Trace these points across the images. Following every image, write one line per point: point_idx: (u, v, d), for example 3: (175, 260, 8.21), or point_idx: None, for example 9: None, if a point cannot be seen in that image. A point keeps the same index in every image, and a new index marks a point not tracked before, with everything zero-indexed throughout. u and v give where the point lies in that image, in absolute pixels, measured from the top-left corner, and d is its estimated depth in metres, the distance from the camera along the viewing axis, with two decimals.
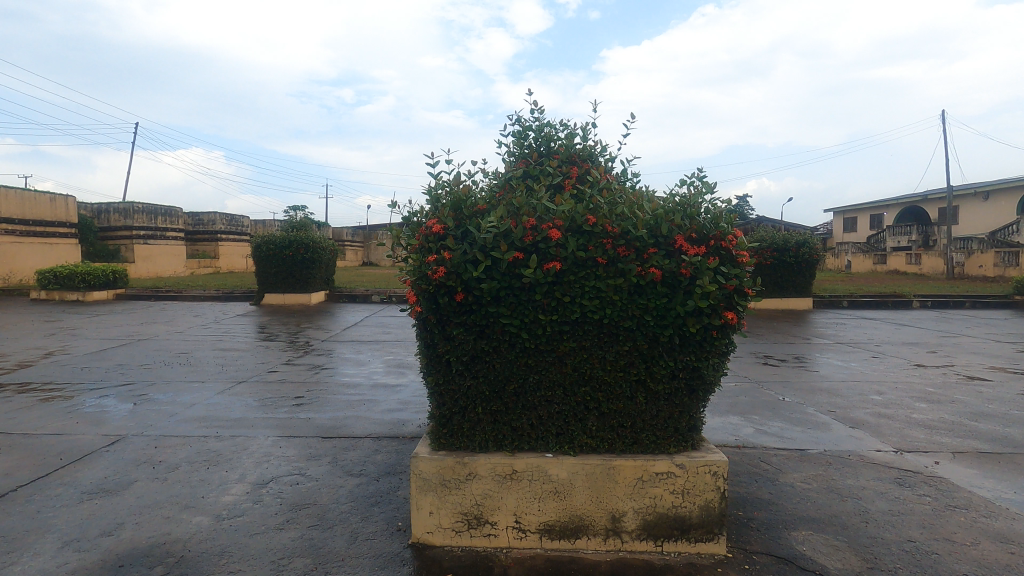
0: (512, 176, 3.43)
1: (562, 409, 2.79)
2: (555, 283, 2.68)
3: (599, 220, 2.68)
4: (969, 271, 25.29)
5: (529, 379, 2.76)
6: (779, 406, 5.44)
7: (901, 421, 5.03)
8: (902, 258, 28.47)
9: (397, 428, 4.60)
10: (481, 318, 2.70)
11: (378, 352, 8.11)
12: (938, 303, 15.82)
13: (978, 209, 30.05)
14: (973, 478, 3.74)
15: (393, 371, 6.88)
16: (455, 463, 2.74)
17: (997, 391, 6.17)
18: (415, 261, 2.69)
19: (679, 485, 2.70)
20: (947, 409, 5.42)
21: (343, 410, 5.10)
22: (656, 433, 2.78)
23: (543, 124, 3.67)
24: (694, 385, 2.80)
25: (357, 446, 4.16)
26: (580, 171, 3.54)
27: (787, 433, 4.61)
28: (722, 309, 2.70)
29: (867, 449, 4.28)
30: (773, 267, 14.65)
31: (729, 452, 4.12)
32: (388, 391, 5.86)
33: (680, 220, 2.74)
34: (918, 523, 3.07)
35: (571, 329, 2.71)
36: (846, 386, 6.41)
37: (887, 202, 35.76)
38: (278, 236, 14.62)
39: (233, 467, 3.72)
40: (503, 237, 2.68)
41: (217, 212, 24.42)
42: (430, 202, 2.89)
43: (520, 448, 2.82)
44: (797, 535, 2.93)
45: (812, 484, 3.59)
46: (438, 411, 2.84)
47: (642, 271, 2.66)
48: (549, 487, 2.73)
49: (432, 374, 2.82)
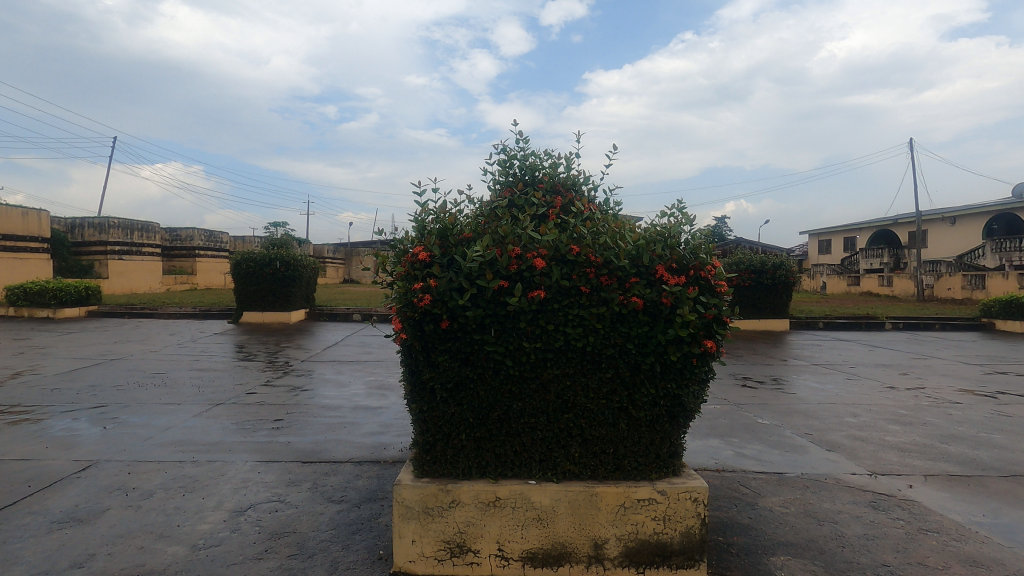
0: (497, 205, 3.50)
1: (546, 436, 2.82)
2: (539, 311, 2.72)
3: (582, 249, 2.75)
4: (938, 293, 25.98)
5: (513, 406, 2.79)
6: (758, 429, 5.53)
7: (875, 444, 5.14)
8: (875, 279, 29.29)
9: (378, 452, 4.56)
10: (465, 345, 2.73)
11: (359, 373, 8.05)
12: (911, 325, 16.24)
13: (947, 233, 31.04)
14: (944, 501, 3.83)
15: (376, 392, 6.82)
16: (438, 490, 2.74)
17: (966, 413, 6.36)
18: (401, 288, 2.72)
19: (660, 511, 2.73)
20: (919, 432, 5.56)
21: (323, 433, 5.03)
22: (638, 459, 2.82)
23: (527, 154, 3.75)
24: (675, 412, 2.86)
25: (338, 471, 4.12)
26: (563, 202, 3.62)
27: (765, 456, 4.69)
28: (701, 337, 2.76)
29: (843, 472, 4.36)
30: (751, 288, 14.93)
31: (709, 476, 4.17)
32: (369, 413, 5.81)
33: (660, 250, 2.81)
34: (892, 547, 3.14)
35: (554, 356, 2.74)
36: (822, 407, 6.55)
37: (859, 225, 36.81)
38: (259, 255, 14.46)
39: (210, 494, 3.64)
40: (488, 266, 2.73)
41: (195, 228, 24.12)
42: (416, 229, 2.94)
43: (503, 475, 2.84)
44: (775, 560, 2.97)
45: (790, 509, 3.64)
46: (421, 438, 2.84)
47: (624, 300, 2.72)
48: (532, 514, 2.74)
49: (416, 401, 2.83)
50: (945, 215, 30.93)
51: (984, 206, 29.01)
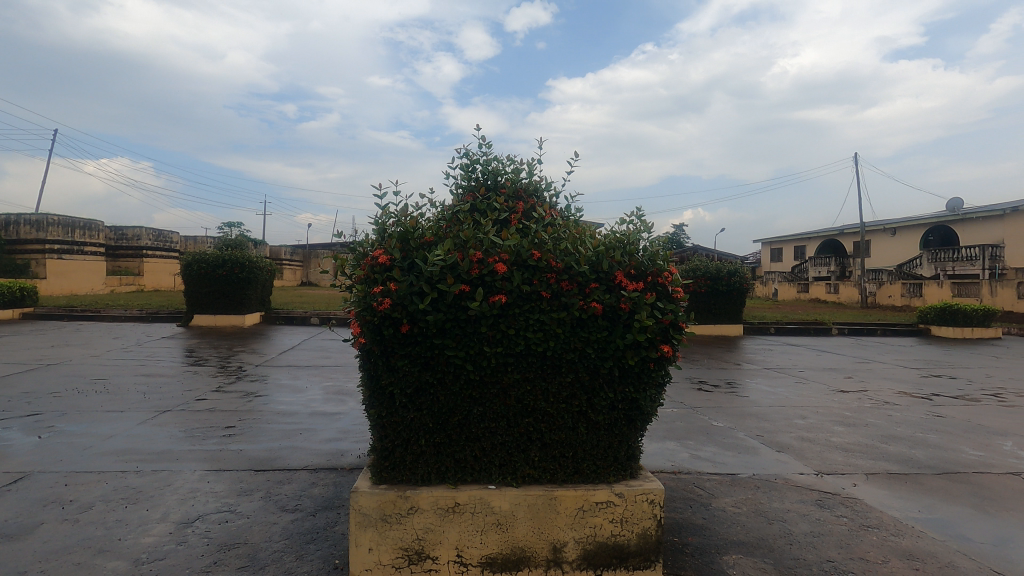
0: (459, 209, 3.51)
1: (506, 441, 2.82)
2: (500, 315, 2.72)
3: (543, 255, 2.77)
4: (880, 300, 27.33)
5: (473, 411, 2.78)
6: (712, 431, 5.68)
7: (821, 445, 5.36)
8: (822, 286, 30.60)
9: (335, 459, 4.46)
10: (425, 349, 2.71)
11: (317, 378, 7.86)
12: (855, 331, 17.02)
13: (888, 243, 32.72)
14: (884, 498, 4.03)
15: (334, 398, 6.67)
16: (397, 497, 2.70)
17: (904, 415, 6.71)
18: (361, 291, 2.69)
19: (618, 513, 2.77)
20: (861, 433, 5.82)
21: (278, 440, 4.90)
22: (597, 462, 2.86)
23: (490, 159, 3.77)
24: (632, 415, 2.91)
25: (292, 479, 4.01)
26: (525, 207, 3.65)
27: (719, 458, 4.82)
28: (658, 342, 2.82)
29: (791, 472, 4.54)
30: (706, 294, 15.35)
31: (665, 478, 4.26)
32: (326, 419, 5.67)
33: (619, 256, 2.86)
34: (836, 543, 3.28)
35: (515, 360, 2.75)
36: (773, 410, 6.78)
37: (808, 235, 38.41)
38: (211, 255, 13.94)
39: (155, 505, 3.49)
40: (450, 270, 2.72)
41: (143, 227, 23.07)
42: (377, 232, 2.92)
43: (462, 480, 2.82)
44: (727, 559, 3.06)
45: (742, 509, 3.76)
46: (380, 444, 2.80)
47: (584, 305, 2.75)
48: (491, 520, 2.74)
49: (375, 407, 2.79)
50: (886, 226, 32.65)
51: (922, 218, 30.73)
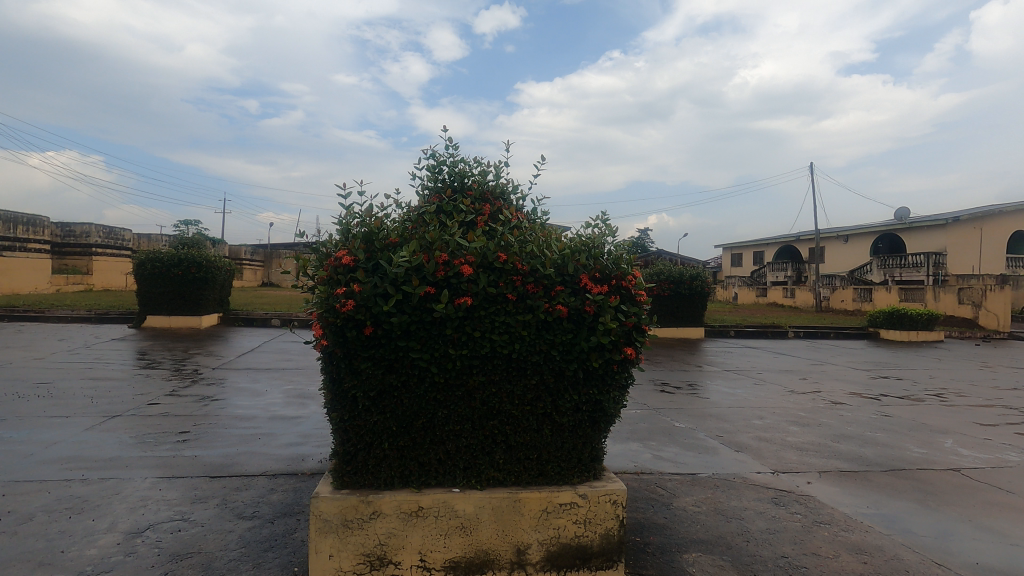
0: (425, 210, 3.48)
1: (471, 443, 2.81)
2: (465, 318, 2.71)
3: (509, 257, 2.77)
4: (833, 305, 28.42)
5: (437, 414, 2.76)
6: (674, 432, 5.80)
7: (778, 444, 5.54)
8: (780, 291, 31.64)
9: (296, 464, 4.36)
10: (389, 352, 2.68)
11: (277, 381, 7.66)
12: (810, 334, 17.64)
13: (841, 250, 34.07)
14: (836, 495, 4.19)
15: (295, 401, 6.51)
16: (359, 502, 2.66)
17: (855, 415, 6.99)
18: (323, 293, 2.65)
19: (581, 514, 2.80)
20: (815, 432, 6.04)
21: (235, 446, 4.75)
22: (561, 464, 2.88)
23: (456, 161, 3.76)
24: (596, 417, 2.94)
25: (250, 485, 3.89)
26: (492, 209, 3.66)
27: (680, 458, 4.92)
28: (622, 344, 2.86)
29: (749, 471, 4.67)
30: (669, 298, 15.66)
31: (628, 479, 4.32)
32: (287, 423, 5.54)
33: (585, 259, 2.89)
34: (790, 540, 3.39)
35: (480, 363, 2.74)
36: (732, 411, 6.97)
37: (767, 241, 39.65)
38: (166, 254, 13.43)
39: (101, 515, 3.33)
40: (415, 271, 2.70)
41: (93, 224, 22.09)
42: (341, 232, 2.87)
43: (426, 484, 2.79)
44: (687, 557, 3.12)
45: (701, 507, 3.84)
46: (342, 448, 2.76)
47: (550, 308, 2.77)
48: (455, 523, 2.72)
49: (337, 411, 2.74)
50: (840, 233, 34.01)
51: (872, 226, 32.12)
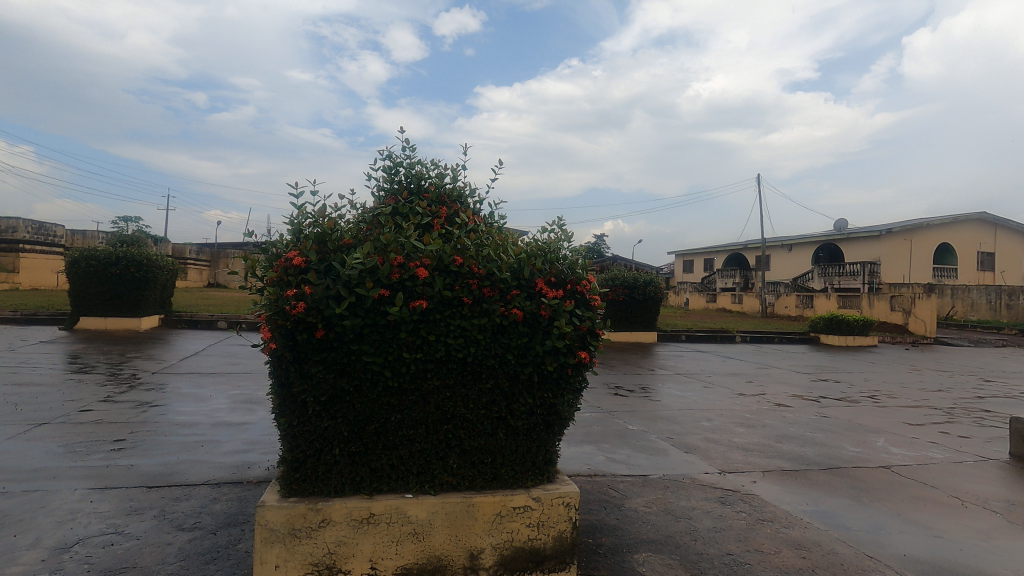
0: (380, 212, 3.44)
1: (424, 448, 2.78)
2: (420, 321, 2.69)
3: (465, 261, 2.76)
4: (777, 310, 29.68)
5: (390, 419, 2.72)
6: (627, 435, 5.90)
7: (725, 445, 5.73)
8: (728, 297, 32.79)
9: (241, 472, 4.19)
10: (341, 355, 2.62)
11: (223, 386, 7.35)
12: (756, 338, 18.35)
13: (785, 258, 35.65)
14: (778, 493, 4.37)
15: (241, 407, 6.27)
16: (307, 510, 2.59)
17: (796, 416, 7.31)
18: (273, 295, 2.57)
19: (534, 517, 2.81)
20: (760, 433, 6.28)
21: (176, 454, 4.53)
22: (515, 468, 2.88)
23: (413, 162, 3.74)
24: (550, 420, 2.96)
25: (191, 495, 3.72)
26: (448, 212, 3.64)
27: (632, 460, 5.02)
28: (576, 348, 2.90)
29: (697, 472, 4.81)
30: (624, 303, 15.98)
31: (581, 481, 4.37)
32: (232, 429, 5.33)
33: (541, 263, 2.91)
34: (735, 537, 3.51)
35: (435, 367, 2.72)
36: (682, 413, 7.16)
37: (717, 248, 41.06)
38: (103, 252, 12.70)
39: (24, 530, 3.11)
40: (369, 273, 2.65)
41: (21, 219, 20.71)
42: (292, 232, 2.80)
43: (378, 490, 2.74)
44: (638, 557, 3.18)
45: (652, 508, 3.93)
46: (290, 454, 2.67)
47: (505, 311, 2.78)
48: (407, 529, 2.68)
49: (285, 416, 2.66)
50: (784, 242, 35.58)
51: (814, 236, 33.75)
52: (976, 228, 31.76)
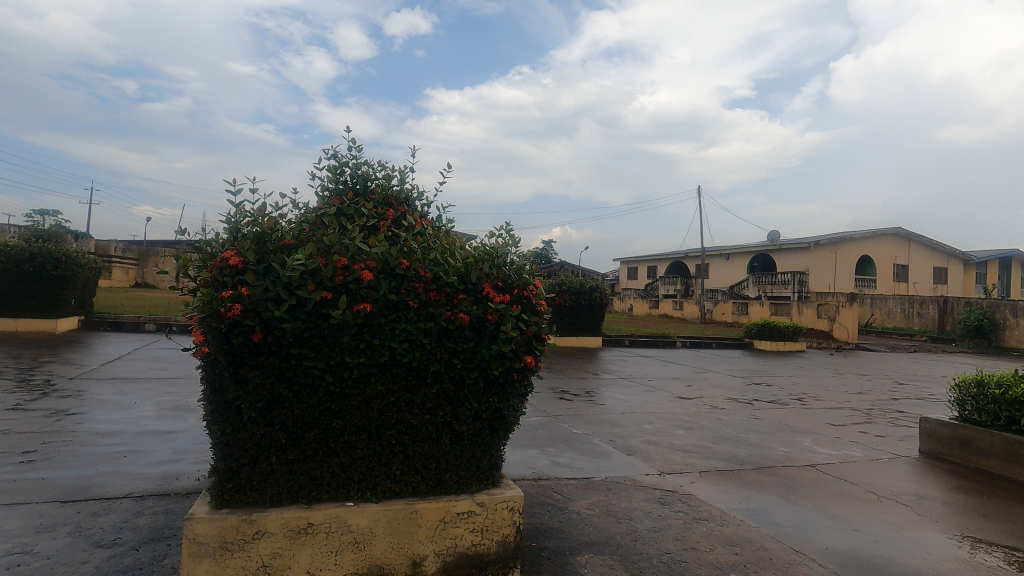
0: (324, 212, 3.36)
1: (367, 455, 2.71)
2: (364, 325, 2.63)
3: (411, 264, 2.72)
4: (715, 317, 30.93)
5: (331, 425, 2.64)
6: (571, 438, 5.98)
7: (665, 447, 5.91)
8: (670, 303, 33.88)
9: (168, 483, 3.96)
10: (280, 360, 2.53)
11: (149, 392, 6.91)
12: (696, 344, 19.04)
13: (723, 267, 37.26)
14: (713, 493, 4.55)
15: (170, 415, 5.92)
16: (240, 521, 2.48)
17: (732, 418, 7.64)
18: (206, 296, 2.46)
19: (478, 523, 2.80)
20: (697, 435, 6.52)
21: (95, 465, 4.22)
22: (459, 473, 2.87)
23: (360, 163, 3.67)
24: (496, 424, 2.97)
25: (111, 509, 3.47)
26: (395, 214, 3.59)
27: (576, 463, 5.09)
28: (522, 352, 2.92)
29: (639, 473, 4.94)
30: (570, 308, 16.23)
31: (526, 485, 4.39)
32: (160, 438, 5.02)
33: (488, 268, 2.92)
34: (674, 536, 3.63)
35: (379, 371, 2.67)
36: (625, 416, 7.33)
37: (659, 257, 42.40)
38: (15, 248, 11.67)
39: None
40: (311, 275, 2.58)
41: None
42: (229, 231, 2.68)
43: (317, 499, 2.66)
44: (580, 559, 3.23)
45: (594, 510, 4.00)
46: (222, 463, 2.55)
47: (451, 316, 2.76)
48: (347, 538, 2.61)
49: (218, 423, 2.54)
50: (722, 252, 37.17)
51: (749, 247, 35.45)
52: (893, 242, 34.28)
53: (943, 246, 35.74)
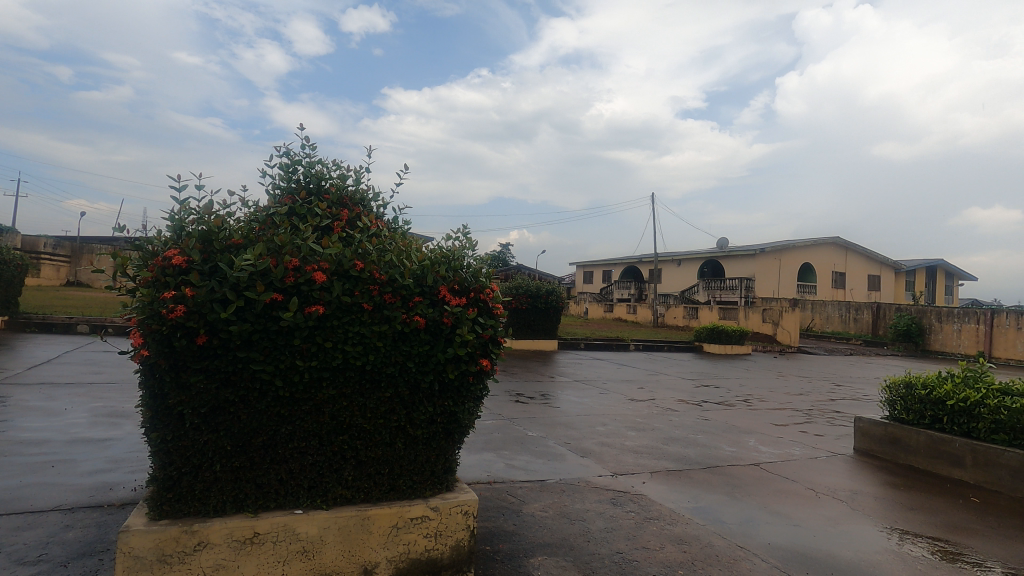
0: (275, 211, 3.26)
1: (317, 461, 2.64)
2: (316, 327, 2.56)
3: (366, 265, 2.68)
4: (667, 321, 31.76)
5: (280, 431, 2.56)
6: (526, 441, 6.01)
7: (617, 448, 6.02)
8: (624, 307, 34.56)
9: (101, 494, 3.74)
10: (226, 364, 2.44)
11: (81, 398, 6.50)
12: (648, 347, 19.50)
13: (675, 272, 38.32)
14: (664, 492, 4.67)
15: (104, 421, 5.59)
16: (181, 533, 2.37)
17: (682, 419, 7.86)
18: (147, 296, 2.35)
19: (432, 528, 2.77)
20: (649, 436, 6.67)
21: (19, 476, 3.94)
22: (413, 478, 2.84)
23: (313, 162, 3.59)
24: (451, 428, 2.95)
25: (37, 523, 3.25)
26: (350, 215, 3.53)
27: (531, 466, 5.12)
28: (478, 356, 2.91)
29: (592, 475, 5.01)
30: (526, 311, 16.31)
31: (481, 489, 4.38)
32: (92, 447, 4.74)
33: (444, 271, 2.90)
34: (625, 536, 3.70)
35: (331, 375, 2.60)
36: (579, 419, 7.43)
37: (614, 261, 43.22)
38: None
39: None
40: (260, 276, 2.49)
41: None
42: (172, 229, 2.56)
43: (264, 507, 2.57)
44: (533, 561, 3.25)
45: (548, 512, 4.03)
46: (162, 472, 2.44)
47: (407, 318, 2.73)
48: (296, 547, 2.54)
49: (158, 430, 2.43)
50: (674, 258, 38.24)
51: (699, 253, 36.61)
52: (832, 251, 36.13)
53: (876, 255, 37.89)
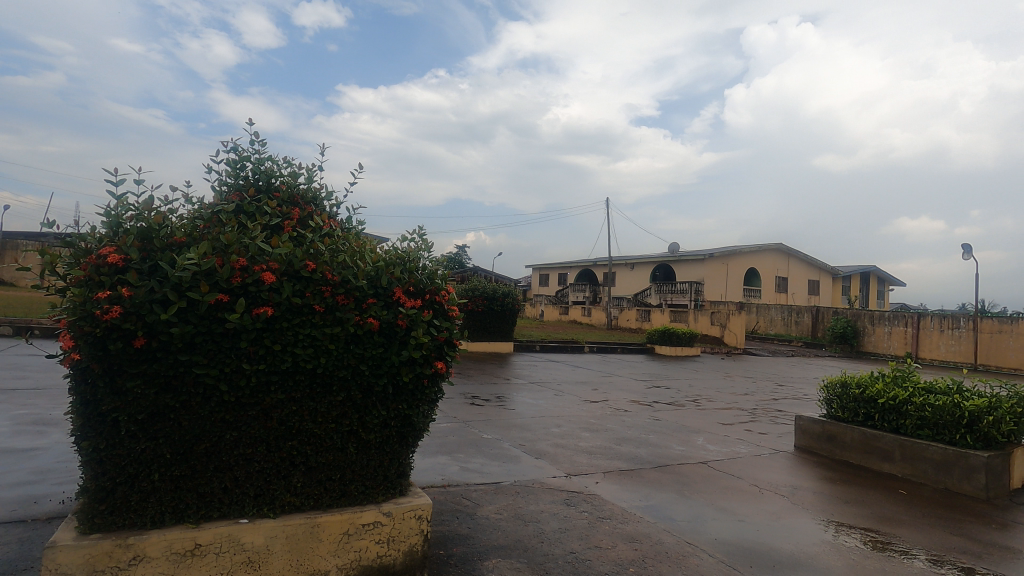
0: (221, 208, 3.13)
1: (264, 468, 2.55)
2: (265, 329, 2.48)
3: (318, 266, 2.61)
4: (620, 323, 32.39)
5: (224, 437, 2.46)
6: (481, 444, 6.00)
7: (571, 449, 6.09)
8: (579, 310, 35.03)
9: (25, 508, 3.48)
10: (167, 368, 2.32)
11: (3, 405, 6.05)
12: (602, 349, 19.82)
13: (628, 276, 39.14)
14: (616, 492, 4.75)
15: (29, 430, 5.22)
16: (114, 547, 2.25)
17: (634, 420, 8.02)
18: (79, 296, 2.21)
19: (384, 533, 2.72)
20: (602, 437, 6.78)
21: None
22: (365, 483, 2.78)
23: (262, 159, 3.47)
24: (405, 432, 2.90)
25: None
26: (301, 214, 3.43)
27: (486, 468, 5.10)
28: (433, 358, 2.89)
29: (546, 476, 5.05)
30: (482, 313, 16.28)
31: (435, 492, 4.34)
32: (15, 458, 4.41)
33: (399, 272, 2.86)
34: (578, 536, 3.74)
35: (280, 379, 2.52)
36: (534, 420, 7.47)
37: (570, 264, 43.74)
38: None
39: None
40: (204, 276, 2.39)
41: None
42: (108, 226, 2.42)
43: (207, 517, 2.47)
44: (487, 563, 3.24)
45: (502, 514, 4.03)
46: (94, 483, 2.30)
47: (360, 321, 2.67)
48: (240, 558, 2.44)
49: (90, 438, 2.28)
50: (628, 262, 39.06)
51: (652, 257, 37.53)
52: (775, 257, 37.75)
53: (816, 261, 39.80)
